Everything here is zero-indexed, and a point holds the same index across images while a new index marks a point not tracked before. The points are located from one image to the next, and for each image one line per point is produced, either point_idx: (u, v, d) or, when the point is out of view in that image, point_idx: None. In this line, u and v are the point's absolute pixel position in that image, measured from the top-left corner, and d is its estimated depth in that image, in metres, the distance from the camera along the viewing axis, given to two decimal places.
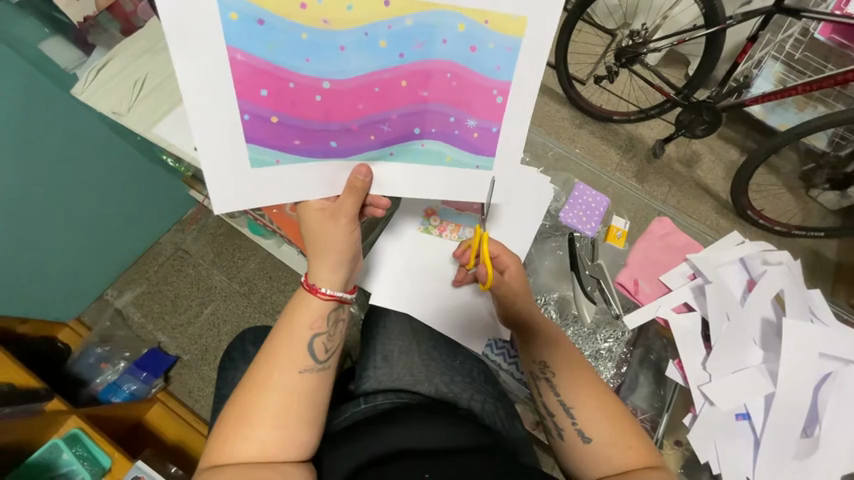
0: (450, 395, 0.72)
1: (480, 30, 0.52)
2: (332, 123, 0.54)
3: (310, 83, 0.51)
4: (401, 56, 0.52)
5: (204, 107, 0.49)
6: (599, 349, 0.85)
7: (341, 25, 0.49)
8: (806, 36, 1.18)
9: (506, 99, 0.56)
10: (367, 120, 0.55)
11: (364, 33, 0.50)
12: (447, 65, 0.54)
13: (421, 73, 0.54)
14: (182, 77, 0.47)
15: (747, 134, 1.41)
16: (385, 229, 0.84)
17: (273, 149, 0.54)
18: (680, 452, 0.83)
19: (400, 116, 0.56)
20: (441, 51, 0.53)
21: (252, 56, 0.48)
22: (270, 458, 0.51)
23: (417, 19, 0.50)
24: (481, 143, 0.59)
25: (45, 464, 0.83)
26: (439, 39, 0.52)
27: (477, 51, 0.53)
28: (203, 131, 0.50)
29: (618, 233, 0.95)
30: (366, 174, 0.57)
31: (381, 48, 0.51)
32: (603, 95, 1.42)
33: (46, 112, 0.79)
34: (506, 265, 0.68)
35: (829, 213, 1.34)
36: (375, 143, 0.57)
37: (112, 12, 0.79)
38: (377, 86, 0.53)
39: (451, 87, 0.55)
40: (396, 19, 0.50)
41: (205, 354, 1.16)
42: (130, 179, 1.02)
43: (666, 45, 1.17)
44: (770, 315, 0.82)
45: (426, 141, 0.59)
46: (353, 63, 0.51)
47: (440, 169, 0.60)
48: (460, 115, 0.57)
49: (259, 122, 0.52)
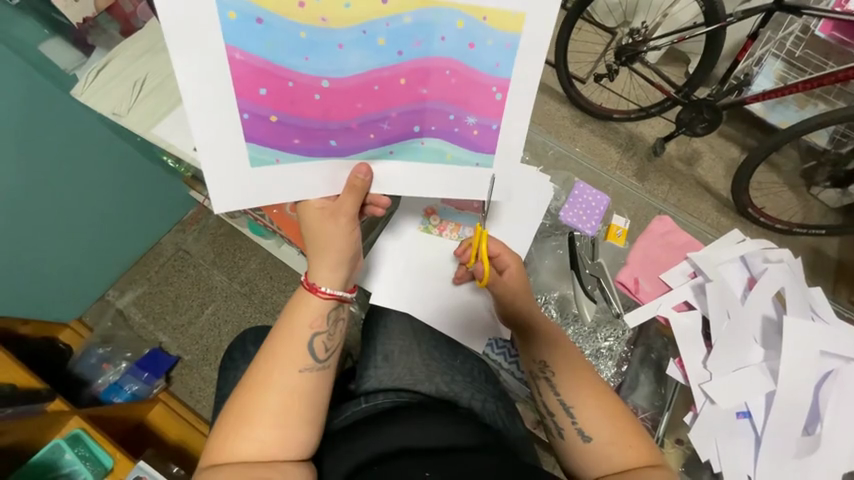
0: (450, 394, 0.71)
1: (479, 28, 0.52)
2: (331, 122, 0.54)
3: (310, 82, 0.51)
4: (400, 53, 0.52)
5: (203, 106, 0.49)
6: (599, 347, 0.85)
7: (339, 23, 0.49)
8: (807, 33, 1.18)
9: (506, 97, 0.56)
10: (366, 118, 0.55)
11: (363, 30, 0.50)
12: (446, 63, 0.54)
13: (420, 71, 0.53)
14: (181, 77, 0.47)
15: (748, 132, 1.41)
16: (385, 228, 0.84)
17: (272, 149, 0.54)
18: (681, 450, 0.82)
19: (400, 114, 0.56)
20: (440, 48, 0.52)
21: (251, 55, 0.48)
22: (270, 457, 0.51)
23: (416, 16, 0.50)
24: (481, 141, 0.59)
25: (49, 463, 0.83)
26: (438, 36, 0.52)
27: (476, 48, 0.53)
28: (203, 130, 0.51)
29: (618, 232, 0.95)
30: (366, 173, 0.57)
31: (380, 45, 0.51)
32: (603, 93, 1.42)
33: (45, 112, 0.79)
34: (506, 265, 0.68)
35: (831, 211, 1.33)
36: (375, 142, 0.57)
37: (112, 12, 0.79)
38: (377, 84, 0.53)
39: (450, 85, 0.55)
40: (394, 16, 0.50)
41: (206, 354, 1.16)
42: (131, 180, 1.02)
43: (666, 43, 1.17)
44: (771, 312, 0.82)
45: (426, 140, 0.59)
46: (353, 61, 0.51)
47: (440, 167, 0.60)
48: (459, 113, 0.57)
49: (259, 121, 0.52)
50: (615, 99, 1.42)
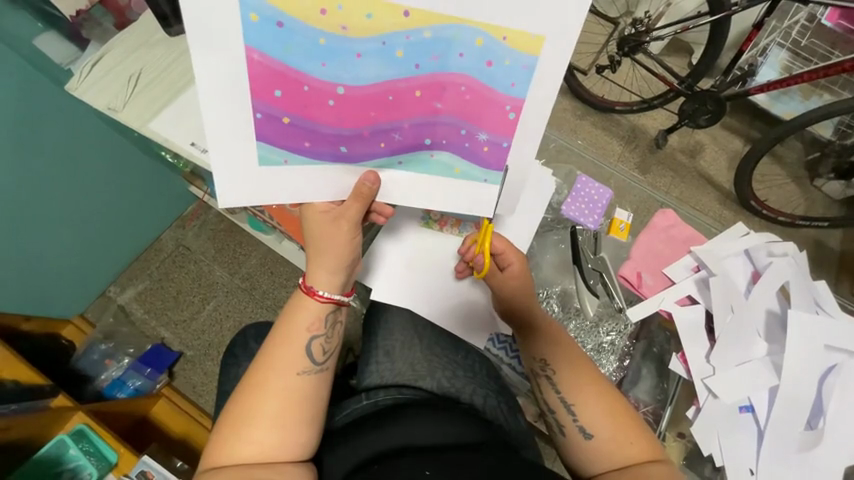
0: (452, 390, 0.72)
1: (497, 46, 0.49)
2: (344, 129, 0.53)
3: (324, 87, 0.50)
4: (417, 67, 0.50)
5: (212, 103, 0.49)
6: (601, 341, 0.84)
7: (359, 32, 0.47)
8: (813, 22, 1.16)
9: (520, 116, 0.54)
10: (377, 128, 0.54)
11: (382, 41, 0.48)
12: (462, 79, 0.52)
13: (436, 84, 0.52)
14: (197, 75, 0.47)
15: (752, 123, 1.39)
16: (385, 228, 0.79)
17: (281, 149, 0.54)
18: (683, 444, 0.83)
19: (412, 126, 0.55)
20: (457, 64, 0.50)
21: (268, 57, 0.47)
22: (270, 458, 0.51)
23: (436, 31, 0.48)
24: (491, 158, 0.57)
25: (54, 459, 0.83)
26: (457, 52, 0.50)
27: (494, 66, 0.51)
28: (212, 127, 0.50)
29: (621, 226, 0.93)
30: (373, 181, 0.57)
31: (398, 57, 0.49)
32: (606, 85, 1.41)
33: (39, 106, 0.79)
34: (510, 262, 0.66)
35: (835, 203, 1.33)
36: (385, 151, 0.56)
37: (105, 4, 0.75)
38: (391, 94, 0.52)
39: (464, 101, 0.53)
40: (414, 30, 0.48)
41: (209, 349, 1.17)
42: (128, 169, 1.01)
43: (670, 32, 1.15)
44: (775, 306, 0.82)
45: (436, 153, 0.58)
46: (370, 71, 0.50)
47: (446, 180, 0.59)
48: (471, 128, 0.55)
49: (270, 121, 0.51)
50: (616, 91, 1.40)
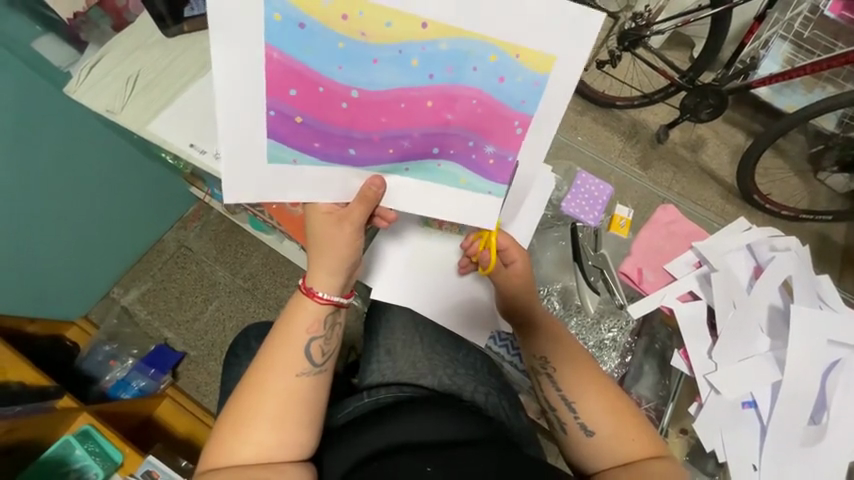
0: (453, 388, 0.72)
1: (509, 63, 0.50)
2: (354, 132, 0.53)
3: (339, 90, 0.50)
4: (430, 76, 0.50)
5: (225, 98, 0.49)
6: (603, 338, 0.84)
7: (378, 40, 0.48)
8: (815, 14, 1.14)
9: (526, 132, 0.55)
10: (387, 134, 0.54)
11: (398, 50, 0.48)
12: (474, 92, 0.52)
13: (448, 96, 0.52)
14: (215, 69, 0.47)
15: (754, 117, 1.38)
16: (386, 231, 0.78)
17: (291, 148, 0.53)
18: (685, 440, 0.82)
19: (422, 136, 0.54)
20: (470, 78, 0.51)
21: (287, 56, 0.48)
22: (268, 458, 0.51)
23: (452, 44, 0.48)
24: (496, 171, 0.58)
25: (61, 459, 0.83)
26: (469, 67, 0.50)
27: (505, 82, 0.51)
28: (224, 122, 0.50)
29: (622, 222, 0.92)
30: (379, 186, 0.57)
31: (412, 66, 0.49)
32: (606, 80, 1.40)
33: (34, 107, 0.79)
34: (514, 259, 0.64)
35: (838, 197, 1.32)
36: (393, 157, 0.56)
37: (103, 6, 0.75)
38: (403, 102, 0.52)
39: (475, 114, 0.53)
40: (431, 40, 0.48)
41: (213, 349, 1.18)
42: (128, 171, 1.01)
43: (671, 26, 1.14)
44: (777, 301, 0.82)
45: (442, 162, 0.58)
46: (385, 78, 0.50)
47: (449, 189, 0.59)
48: (479, 141, 0.56)
49: (283, 120, 0.51)
50: (617, 86, 1.39)
